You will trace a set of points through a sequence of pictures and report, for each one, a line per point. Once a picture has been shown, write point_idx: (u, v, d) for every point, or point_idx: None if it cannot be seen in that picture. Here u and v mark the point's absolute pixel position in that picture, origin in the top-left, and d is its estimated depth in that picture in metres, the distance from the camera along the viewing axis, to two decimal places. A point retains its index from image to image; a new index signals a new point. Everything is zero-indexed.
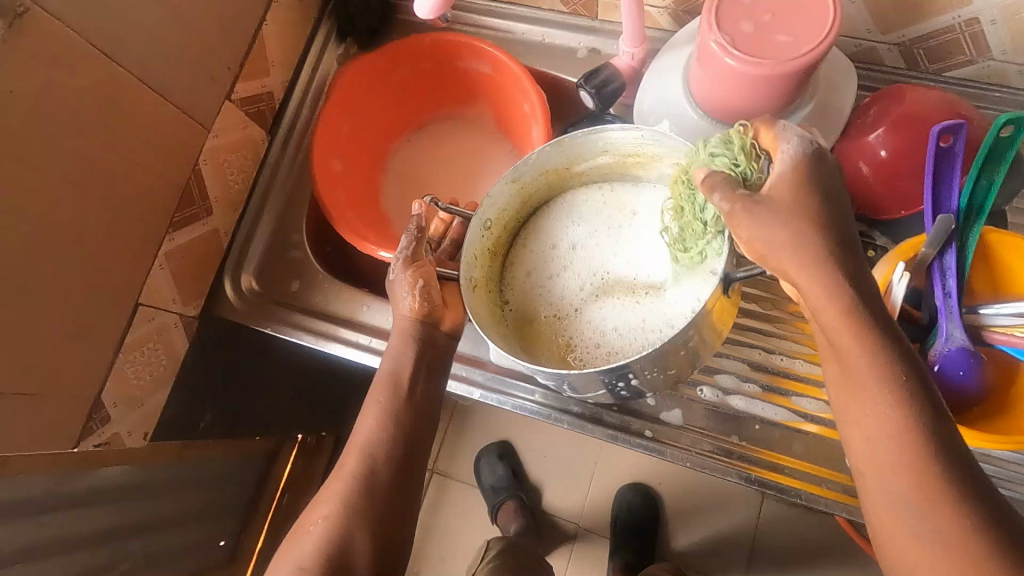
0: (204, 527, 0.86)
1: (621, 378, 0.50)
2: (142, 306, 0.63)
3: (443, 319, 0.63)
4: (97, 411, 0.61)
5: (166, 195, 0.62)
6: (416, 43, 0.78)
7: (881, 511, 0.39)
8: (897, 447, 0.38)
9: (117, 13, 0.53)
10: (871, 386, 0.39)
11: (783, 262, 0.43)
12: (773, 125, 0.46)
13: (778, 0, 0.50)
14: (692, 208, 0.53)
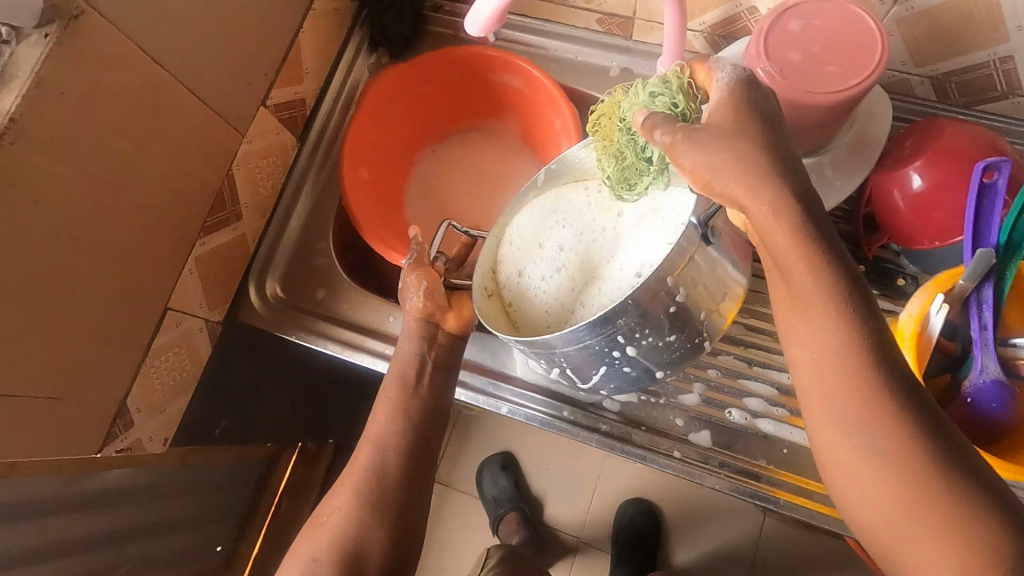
0: (196, 532, 0.86)
1: (613, 345, 0.50)
2: (170, 311, 0.62)
3: (447, 322, 0.65)
4: (122, 416, 0.60)
5: (199, 199, 0.62)
6: (448, 54, 0.77)
7: (827, 432, 0.41)
8: (843, 367, 0.40)
9: (165, 18, 0.53)
10: (818, 306, 0.40)
11: (729, 187, 0.42)
12: (707, 62, 0.47)
13: (827, 32, 0.50)
14: (632, 149, 0.52)
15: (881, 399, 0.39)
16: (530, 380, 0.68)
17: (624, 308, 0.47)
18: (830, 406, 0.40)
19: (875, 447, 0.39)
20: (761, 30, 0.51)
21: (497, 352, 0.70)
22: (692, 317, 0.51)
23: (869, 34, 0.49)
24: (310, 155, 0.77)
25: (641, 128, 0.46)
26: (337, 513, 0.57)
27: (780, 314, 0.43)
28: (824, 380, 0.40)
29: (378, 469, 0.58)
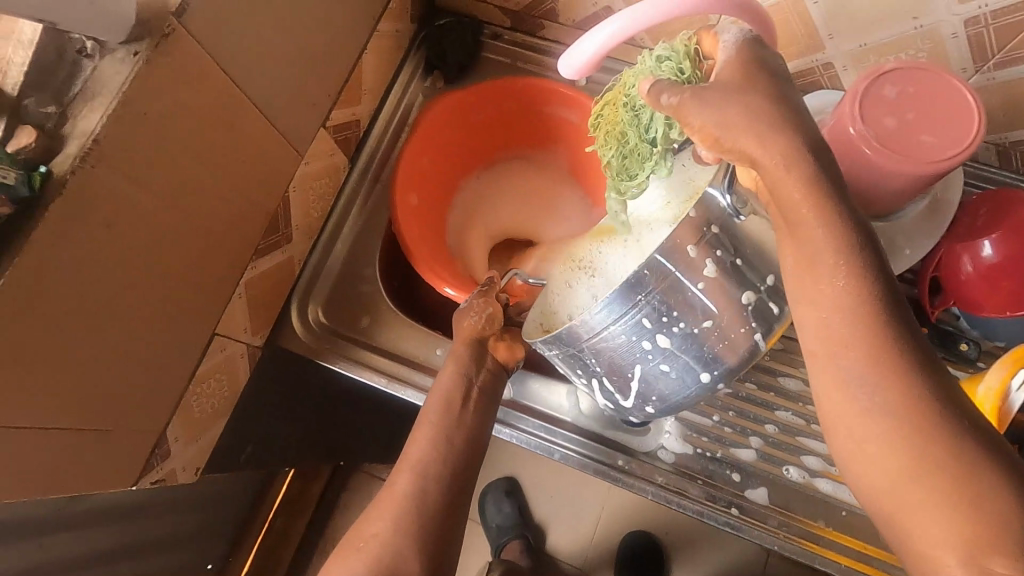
0: (201, 537, 1.04)
1: (636, 331, 0.51)
2: (217, 337, 0.59)
3: (497, 350, 0.64)
4: (160, 446, 0.57)
5: (256, 223, 0.59)
6: (508, 83, 0.75)
7: (838, 393, 0.39)
8: (856, 328, 0.38)
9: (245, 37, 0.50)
10: (828, 265, 0.39)
11: (739, 143, 0.41)
12: (711, 30, 0.49)
13: (922, 100, 0.50)
14: (637, 131, 0.55)
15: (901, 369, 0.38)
16: (581, 424, 0.67)
17: (643, 276, 0.49)
18: (837, 363, 0.39)
19: (888, 414, 0.38)
20: (856, 93, 0.51)
21: (549, 395, 0.68)
22: (731, 302, 0.50)
23: (968, 106, 0.49)
24: (359, 177, 0.75)
25: (645, 95, 0.45)
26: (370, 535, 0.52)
27: (790, 274, 0.41)
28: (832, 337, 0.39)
29: (418, 488, 0.53)
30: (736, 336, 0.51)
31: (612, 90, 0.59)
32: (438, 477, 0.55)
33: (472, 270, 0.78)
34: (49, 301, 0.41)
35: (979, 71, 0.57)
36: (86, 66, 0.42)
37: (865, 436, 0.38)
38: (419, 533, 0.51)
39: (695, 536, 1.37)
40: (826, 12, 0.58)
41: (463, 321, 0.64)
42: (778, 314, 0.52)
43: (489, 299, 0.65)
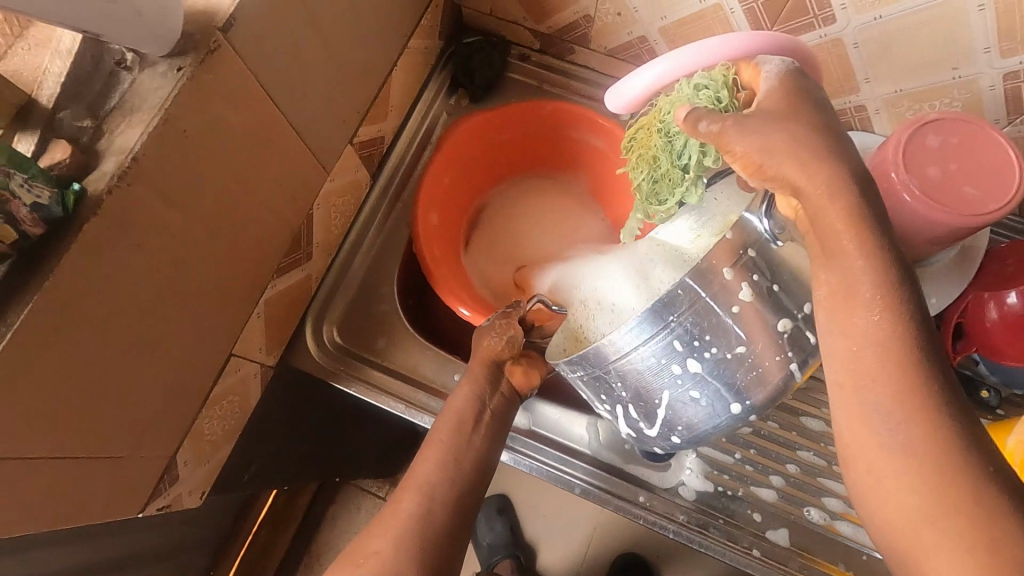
0: (182, 547, 1.01)
1: (664, 354, 0.47)
2: (233, 357, 0.57)
3: (512, 373, 0.62)
4: (169, 471, 0.55)
5: (279, 240, 0.57)
6: (536, 106, 0.74)
7: (859, 433, 0.38)
8: (886, 359, 0.37)
9: (284, 51, 0.49)
10: (866, 298, 0.37)
11: (782, 170, 0.40)
12: (750, 60, 0.46)
13: (961, 149, 0.51)
14: (670, 156, 0.56)
15: (939, 414, 0.36)
16: (600, 457, 0.66)
17: (675, 297, 0.45)
18: (862, 398, 0.38)
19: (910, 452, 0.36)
20: (900, 140, 0.51)
21: (569, 426, 0.67)
22: (766, 329, 0.46)
23: (1006, 159, 0.50)
24: (380, 194, 0.74)
25: (681, 123, 0.43)
26: (373, 553, 0.49)
27: (824, 304, 0.40)
28: (858, 368, 0.37)
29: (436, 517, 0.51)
30: (769, 365, 0.47)
31: (648, 114, 0.60)
32: (460, 511, 0.53)
33: (490, 292, 0.77)
34: (71, 321, 0.39)
35: (1012, 123, 0.58)
36: (124, 78, 0.40)
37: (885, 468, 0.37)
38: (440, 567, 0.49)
39: (686, 561, 1.37)
40: (866, 57, 0.58)
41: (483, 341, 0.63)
42: (814, 345, 0.47)
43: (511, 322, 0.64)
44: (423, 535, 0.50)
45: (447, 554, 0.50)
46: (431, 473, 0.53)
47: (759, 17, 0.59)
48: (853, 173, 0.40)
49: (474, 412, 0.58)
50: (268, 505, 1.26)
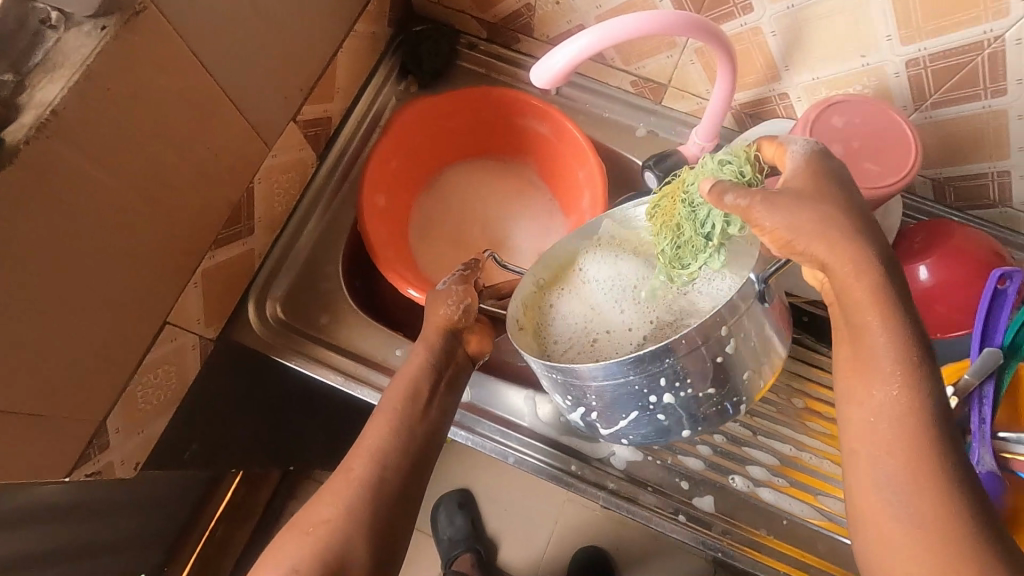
0: (132, 538, 1.00)
1: (649, 387, 0.49)
2: (168, 325, 0.58)
3: (467, 342, 0.64)
4: (99, 436, 0.55)
5: (217, 210, 0.58)
6: (481, 93, 0.77)
7: (868, 501, 0.40)
8: (897, 431, 0.39)
9: (215, 21, 0.50)
10: (884, 369, 0.40)
11: (811, 247, 0.42)
12: (774, 139, 0.49)
13: (867, 129, 0.54)
14: (692, 224, 0.56)
15: (924, 455, 0.39)
16: (537, 429, 0.67)
17: (678, 343, 0.46)
18: (875, 468, 0.40)
19: (910, 509, 0.38)
20: (807, 121, 0.55)
21: (508, 400, 0.69)
22: (734, 374, 0.50)
23: (904, 138, 0.53)
24: (327, 174, 0.75)
25: (706, 194, 0.44)
26: (317, 522, 0.50)
27: (842, 378, 0.42)
28: (876, 439, 0.40)
29: (374, 483, 0.52)
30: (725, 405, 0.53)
31: (672, 185, 0.60)
32: (405, 480, 0.54)
33: (435, 273, 0.79)
34: (23, 281, 0.43)
35: (919, 110, 0.62)
36: (49, 37, 0.42)
37: (862, 495, 0.41)
38: (377, 528, 0.51)
39: (645, 554, 1.39)
40: (782, 45, 0.61)
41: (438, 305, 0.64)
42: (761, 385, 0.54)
43: (469, 289, 0.65)
44: (364, 502, 0.51)
45: (390, 518, 0.52)
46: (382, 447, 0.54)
47: (684, 5, 0.62)
48: (849, 221, 0.41)
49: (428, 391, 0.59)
50: (225, 501, 1.25)
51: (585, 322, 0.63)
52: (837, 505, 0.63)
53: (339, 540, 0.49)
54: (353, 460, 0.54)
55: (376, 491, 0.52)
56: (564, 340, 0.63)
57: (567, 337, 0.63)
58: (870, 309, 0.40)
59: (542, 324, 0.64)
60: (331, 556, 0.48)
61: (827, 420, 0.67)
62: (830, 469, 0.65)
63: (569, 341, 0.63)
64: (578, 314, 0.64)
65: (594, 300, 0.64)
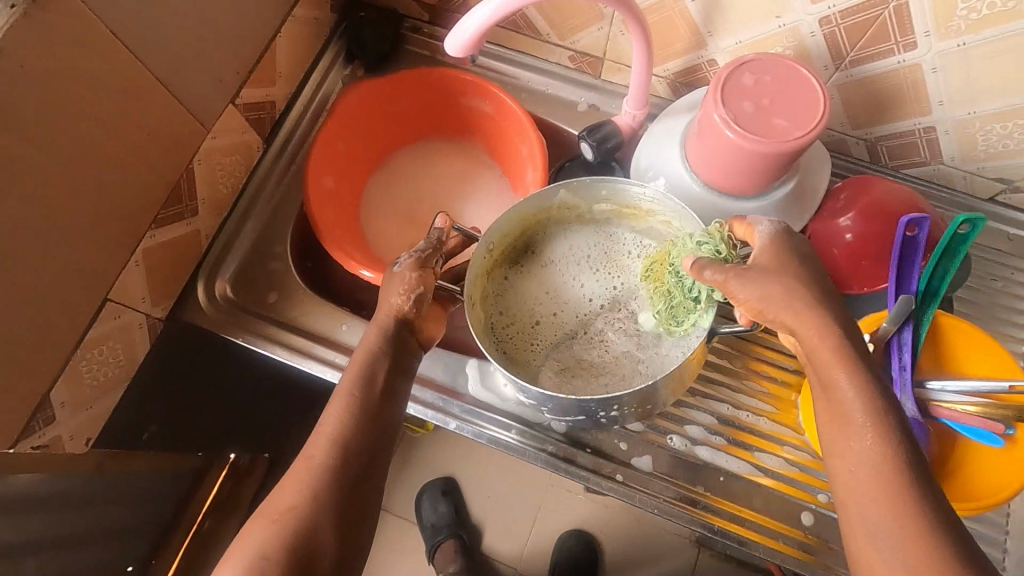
0: None
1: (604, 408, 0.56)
2: (110, 302, 0.60)
3: (419, 330, 0.62)
4: (43, 410, 0.57)
5: (156, 190, 0.60)
6: (423, 74, 0.78)
7: (859, 544, 0.42)
8: (877, 474, 0.43)
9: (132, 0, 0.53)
10: (858, 422, 0.44)
11: (780, 315, 0.48)
12: (744, 219, 0.54)
13: (777, 88, 0.55)
14: (681, 289, 0.59)
15: (900, 486, 0.42)
16: (480, 397, 0.68)
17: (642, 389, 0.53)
18: (861, 509, 0.43)
19: (895, 546, 0.40)
20: (719, 79, 0.56)
21: (452, 370, 0.69)
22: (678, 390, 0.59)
23: (811, 91, 0.54)
24: (274, 158, 0.77)
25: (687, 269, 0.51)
26: (284, 509, 0.48)
27: (825, 431, 0.47)
28: (858, 484, 0.43)
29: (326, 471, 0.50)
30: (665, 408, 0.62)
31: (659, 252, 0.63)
32: (365, 460, 0.52)
33: (386, 252, 0.81)
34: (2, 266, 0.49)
35: (840, 69, 0.63)
36: None
37: (857, 539, 0.43)
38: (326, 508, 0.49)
39: (631, 538, 1.39)
40: (702, 10, 0.63)
41: (394, 295, 0.60)
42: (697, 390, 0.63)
43: (428, 275, 0.61)
44: (312, 485, 0.49)
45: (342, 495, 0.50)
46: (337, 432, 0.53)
47: None
48: (813, 294, 0.48)
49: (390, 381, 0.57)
50: None
51: (537, 301, 0.66)
52: (773, 462, 0.64)
53: (310, 523, 0.48)
54: (314, 447, 0.52)
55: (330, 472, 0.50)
56: (517, 318, 0.66)
57: (520, 314, 0.66)
58: (834, 366, 0.46)
59: (497, 298, 0.67)
60: (300, 538, 0.47)
61: (765, 378, 0.68)
62: (767, 426, 0.66)
63: (520, 318, 0.66)
64: (534, 293, 0.67)
65: (546, 276, 0.67)
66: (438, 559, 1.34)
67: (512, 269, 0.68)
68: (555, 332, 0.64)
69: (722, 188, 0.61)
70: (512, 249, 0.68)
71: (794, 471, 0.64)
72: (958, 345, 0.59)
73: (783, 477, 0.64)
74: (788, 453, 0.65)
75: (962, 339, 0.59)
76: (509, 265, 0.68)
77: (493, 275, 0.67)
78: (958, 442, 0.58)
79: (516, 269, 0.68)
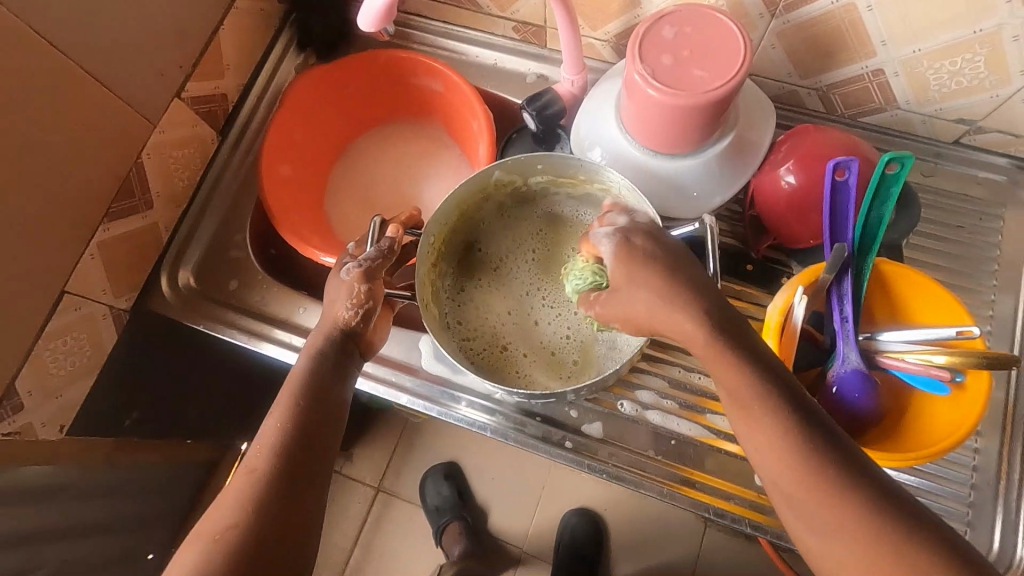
0: None
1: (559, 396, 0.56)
2: (68, 294, 0.63)
3: (367, 333, 0.58)
4: (10, 398, 0.61)
5: (104, 184, 0.63)
6: (371, 57, 0.79)
7: (800, 532, 0.41)
8: (795, 451, 0.41)
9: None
10: (757, 406, 0.43)
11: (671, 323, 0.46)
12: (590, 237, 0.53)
13: (697, 39, 0.54)
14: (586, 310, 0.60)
15: (821, 462, 0.40)
16: (432, 371, 0.68)
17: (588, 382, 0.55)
18: (785, 487, 0.41)
19: (828, 528, 0.39)
20: (637, 35, 0.54)
21: (405, 346, 0.70)
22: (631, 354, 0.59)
23: (731, 41, 0.53)
24: (231, 150, 0.79)
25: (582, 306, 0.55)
26: (220, 519, 0.44)
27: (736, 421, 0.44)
28: (780, 470, 0.41)
29: (272, 474, 0.46)
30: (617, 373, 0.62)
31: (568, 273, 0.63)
32: (306, 434, 0.50)
33: (347, 235, 0.82)
34: None
35: (775, 16, 0.61)
36: None
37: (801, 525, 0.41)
38: (266, 515, 0.44)
39: (641, 518, 1.33)
40: None
41: (338, 307, 0.57)
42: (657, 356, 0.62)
43: (377, 287, 0.58)
44: (247, 491, 0.45)
45: (287, 495, 0.46)
46: (280, 438, 0.48)
47: None
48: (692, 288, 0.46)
49: (334, 385, 0.53)
50: None
51: (500, 315, 0.64)
52: (726, 423, 0.64)
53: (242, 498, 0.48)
54: (259, 458, 0.47)
55: (278, 471, 0.47)
56: (478, 330, 0.64)
57: (482, 326, 0.64)
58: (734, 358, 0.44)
59: (458, 307, 0.65)
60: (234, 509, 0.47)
61: None
62: None
63: (482, 331, 0.64)
64: (495, 304, 0.64)
65: (495, 275, 0.66)
66: (444, 541, 1.29)
67: (463, 272, 0.66)
68: (513, 330, 0.63)
69: (657, 148, 0.60)
70: (471, 252, 0.67)
71: None
72: (905, 291, 0.57)
73: (737, 438, 0.63)
74: None
75: (909, 286, 0.57)
76: (468, 269, 0.66)
77: (453, 279, 0.66)
78: (909, 394, 0.56)
79: (464, 272, 0.66)
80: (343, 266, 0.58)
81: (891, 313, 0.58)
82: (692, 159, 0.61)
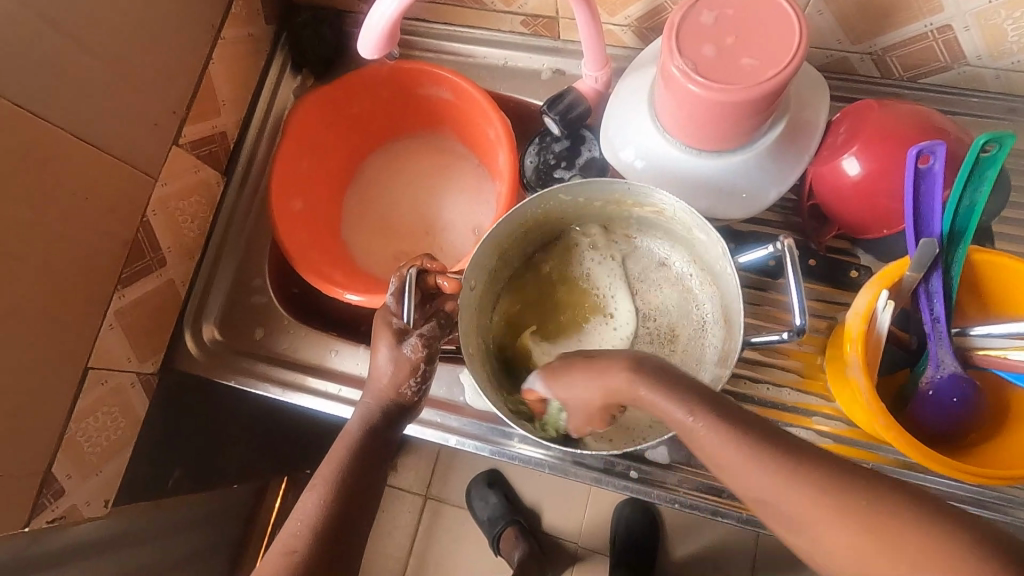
0: None
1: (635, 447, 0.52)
2: (92, 370, 0.60)
3: (417, 405, 0.54)
4: (49, 485, 0.59)
5: (110, 251, 0.59)
6: (372, 72, 0.72)
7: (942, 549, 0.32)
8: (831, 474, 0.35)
9: (21, 57, 0.50)
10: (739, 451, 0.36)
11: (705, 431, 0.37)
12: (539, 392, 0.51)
13: (741, 23, 0.47)
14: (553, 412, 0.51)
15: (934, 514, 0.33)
16: (478, 407, 0.65)
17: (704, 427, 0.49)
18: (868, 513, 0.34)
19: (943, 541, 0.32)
20: (672, 24, 0.48)
21: (448, 383, 0.66)
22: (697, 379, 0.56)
23: (783, 22, 0.46)
24: (237, 191, 0.75)
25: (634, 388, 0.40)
26: None
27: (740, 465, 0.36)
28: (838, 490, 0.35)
29: (309, 562, 0.44)
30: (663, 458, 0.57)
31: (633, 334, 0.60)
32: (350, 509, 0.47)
33: (368, 264, 0.78)
34: None
35: None
36: None
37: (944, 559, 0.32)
38: None
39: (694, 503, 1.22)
40: None
41: (397, 385, 0.52)
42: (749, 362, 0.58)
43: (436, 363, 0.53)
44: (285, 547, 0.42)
45: None
46: (319, 517, 0.46)
47: None
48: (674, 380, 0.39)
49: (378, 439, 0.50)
50: None
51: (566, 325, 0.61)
52: (803, 436, 0.59)
53: None
54: (295, 538, 0.45)
55: (319, 560, 0.45)
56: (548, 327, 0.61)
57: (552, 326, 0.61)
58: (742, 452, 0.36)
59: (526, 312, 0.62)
60: None
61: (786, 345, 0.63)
62: (792, 398, 0.60)
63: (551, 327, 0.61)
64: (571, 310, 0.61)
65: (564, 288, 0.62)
66: (503, 549, 1.16)
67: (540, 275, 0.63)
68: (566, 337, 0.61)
69: (699, 146, 0.54)
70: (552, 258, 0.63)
71: (829, 444, 0.58)
72: (1000, 278, 0.50)
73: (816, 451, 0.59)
74: (820, 425, 0.59)
75: (1003, 274, 0.50)
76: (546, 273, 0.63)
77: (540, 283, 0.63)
78: (1008, 390, 0.51)
79: (495, 312, 0.62)
80: (407, 343, 0.52)
81: (980, 304, 0.52)
82: (743, 153, 0.54)
